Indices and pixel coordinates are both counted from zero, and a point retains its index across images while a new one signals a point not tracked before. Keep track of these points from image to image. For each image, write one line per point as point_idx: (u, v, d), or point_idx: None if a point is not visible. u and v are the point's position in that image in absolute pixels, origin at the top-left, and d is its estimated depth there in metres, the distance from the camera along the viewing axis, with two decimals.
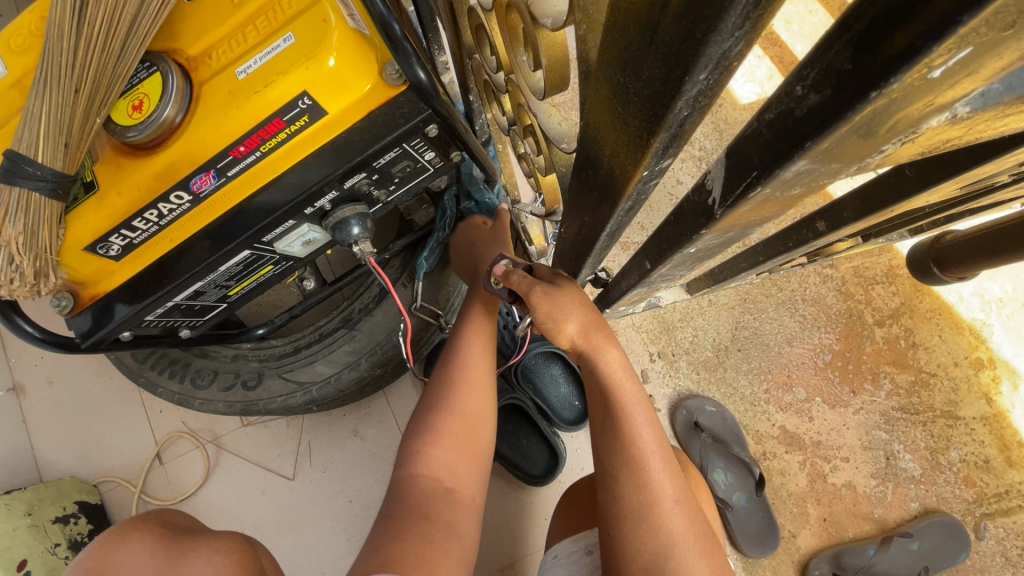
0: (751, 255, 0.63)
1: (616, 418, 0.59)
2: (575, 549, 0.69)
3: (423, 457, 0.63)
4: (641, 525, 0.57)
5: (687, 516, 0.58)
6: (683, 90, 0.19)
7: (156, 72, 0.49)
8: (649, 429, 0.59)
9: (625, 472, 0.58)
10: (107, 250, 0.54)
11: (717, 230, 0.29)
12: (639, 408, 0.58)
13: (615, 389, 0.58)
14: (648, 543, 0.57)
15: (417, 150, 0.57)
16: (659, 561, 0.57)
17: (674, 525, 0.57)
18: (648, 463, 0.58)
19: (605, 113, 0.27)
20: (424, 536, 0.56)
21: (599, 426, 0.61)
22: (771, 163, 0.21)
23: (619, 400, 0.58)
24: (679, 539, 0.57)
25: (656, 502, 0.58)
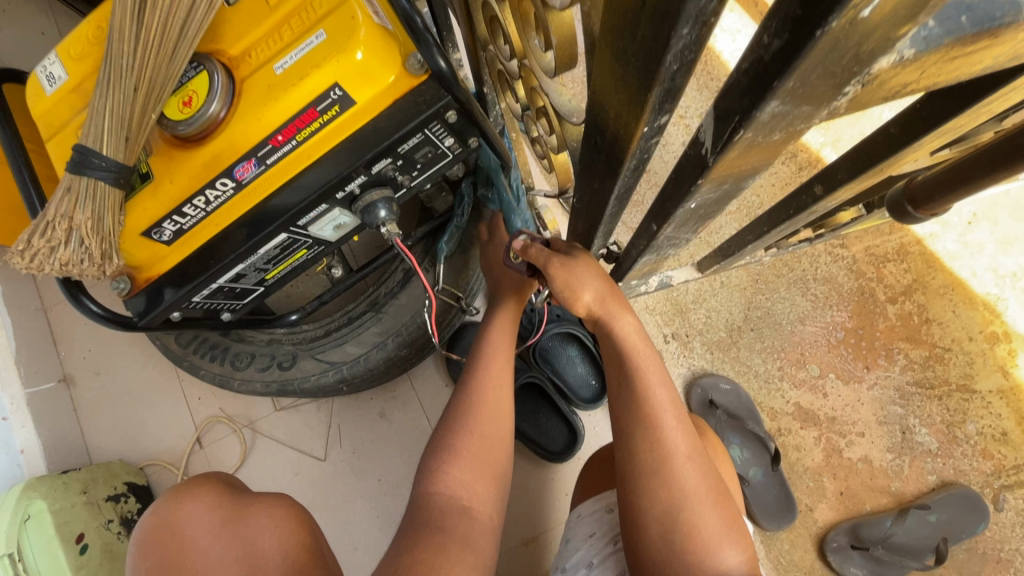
0: (757, 227, 0.66)
1: (629, 379, 0.62)
2: (597, 509, 0.73)
3: (441, 478, 0.62)
4: (655, 479, 0.60)
5: (700, 472, 0.61)
6: (671, 45, 0.23)
7: (203, 71, 0.55)
8: (663, 388, 0.62)
9: (640, 429, 0.62)
10: (160, 235, 0.59)
11: (712, 181, 0.33)
12: (653, 368, 0.62)
13: (628, 350, 0.62)
14: (661, 496, 0.60)
15: (438, 135, 0.61)
16: (672, 512, 0.59)
17: (688, 479, 0.60)
18: (662, 420, 0.61)
19: (609, 78, 0.31)
20: (435, 546, 0.55)
21: (616, 389, 0.65)
22: (750, 107, 0.24)
23: (632, 360, 0.62)
24: (692, 493, 0.59)
25: (669, 456, 0.60)
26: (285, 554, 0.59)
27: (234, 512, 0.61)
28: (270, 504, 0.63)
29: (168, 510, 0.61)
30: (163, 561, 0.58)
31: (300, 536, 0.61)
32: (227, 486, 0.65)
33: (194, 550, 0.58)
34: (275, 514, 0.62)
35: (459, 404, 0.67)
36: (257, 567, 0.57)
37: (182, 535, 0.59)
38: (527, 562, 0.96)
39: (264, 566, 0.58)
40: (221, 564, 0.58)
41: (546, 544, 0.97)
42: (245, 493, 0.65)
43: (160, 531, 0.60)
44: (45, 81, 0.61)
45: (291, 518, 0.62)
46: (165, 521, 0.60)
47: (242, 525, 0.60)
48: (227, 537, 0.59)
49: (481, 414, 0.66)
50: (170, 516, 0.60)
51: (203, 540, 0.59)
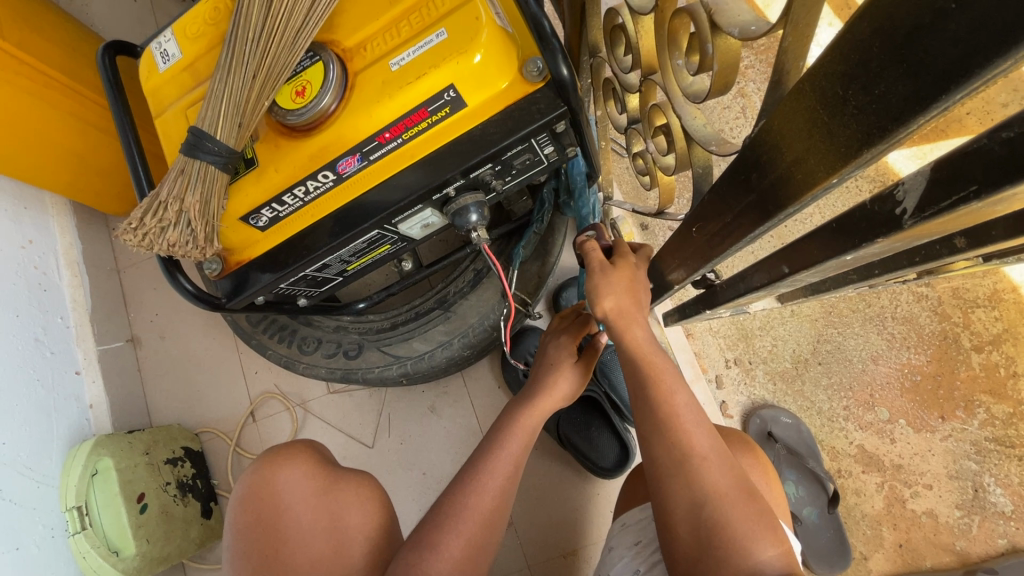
0: (864, 268, 0.62)
1: (644, 384, 0.56)
2: (642, 517, 0.71)
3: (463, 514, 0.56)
4: (671, 478, 0.54)
5: (727, 470, 0.53)
6: (931, 109, 0.20)
7: (318, 61, 0.54)
8: (679, 392, 0.55)
9: (657, 434, 0.55)
10: (257, 220, 0.60)
11: (891, 239, 0.30)
12: (666, 371, 0.55)
13: (641, 355, 0.56)
14: (681, 494, 0.53)
15: (541, 144, 0.59)
16: (698, 515, 0.52)
17: (709, 478, 0.53)
18: (679, 421, 0.54)
19: (799, 122, 0.28)
20: None
21: (630, 397, 0.58)
22: (1000, 180, 0.21)
23: (645, 366, 0.55)
24: (716, 492, 0.52)
25: (687, 455, 0.53)
26: (369, 538, 0.60)
27: (328, 483, 0.61)
28: (361, 484, 0.63)
29: (265, 473, 0.61)
30: (258, 521, 0.59)
31: (385, 520, 0.62)
32: (321, 456, 0.65)
33: (289, 515, 0.59)
34: (365, 493, 0.62)
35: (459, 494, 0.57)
36: (343, 546, 0.58)
37: (279, 500, 0.60)
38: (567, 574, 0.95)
39: (349, 546, 0.58)
40: (309, 535, 0.58)
41: (586, 559, 0.95)
42: (337, 465, 0.65)
43: (258, 491, 0.60)
44: (159, 57, 0.62)
45: (379, 501, 0.63)
46: (262, 483, 0.61)
47: (335, 499, 0.60)
48: (321, 509, 0.59)
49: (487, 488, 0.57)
50: (267, 478, 0.61)
51: (296, 508, 0.59)
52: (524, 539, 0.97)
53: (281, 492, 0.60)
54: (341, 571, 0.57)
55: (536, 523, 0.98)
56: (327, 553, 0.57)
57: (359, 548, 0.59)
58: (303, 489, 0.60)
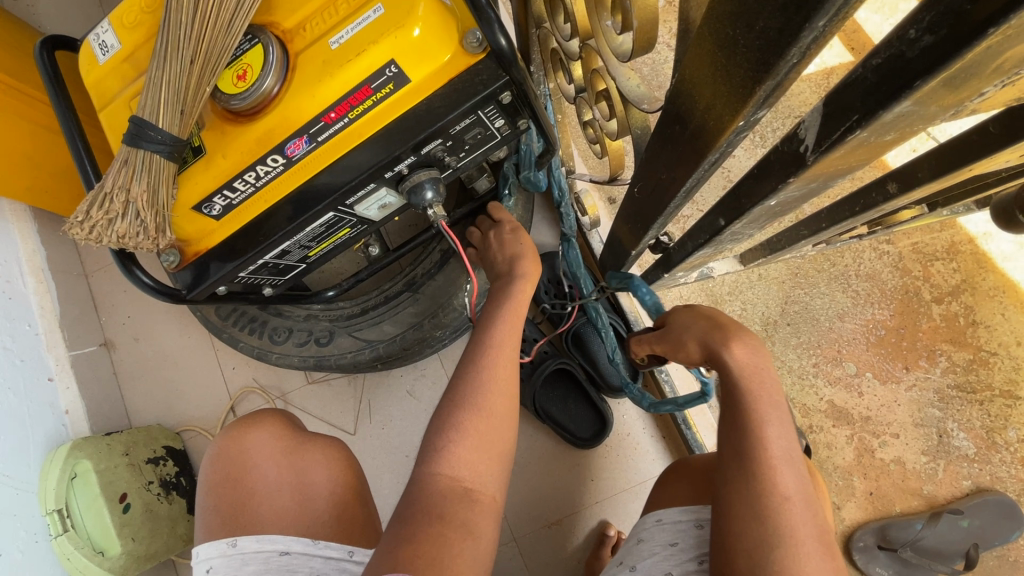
0: (813, 223, 0.64)
1: (744, 411, 0.55)
2: (683, 520, 0.65)
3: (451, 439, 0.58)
4: (753, 513, 0.51)
5: (807, 518, 0.51)
6: (800, 38, 0.21)
7: (257, 44, 0.54)
8: (777, 427, 0.54)
9: (742, 462, 0.54)
10: (210, 209, 0.59)
11: (802, 179, 0.31)
12: (769, 403, 0.55)
13: (747, 384, 0.56)
14: (758, 532, 0.51)
15: (490, 117, 0.60)
16: (766, 553, 0.50)
17: (793, 522, 0.50)
18: (772, 458, 0.53)
19: (705, 67, 0.29)
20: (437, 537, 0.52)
21: (723, 421, 0.58)
22: (875, 106, 0.23)
23: (748, 394, 0.56)
24: (795, 540, 0.50)
25: (770, 495, 0.51)
26: (333, 494, 0.61)
27: (294, 445, 0.62)
28: (328, 445, 0.63)
29: (237, 433, 0.62)
30: (227, 478, 0.60)
31: (349, 479, 0.62)
32: (290, 421, 0.65)
33: (255, 472, 0.60)
34: (330, 454, 0.63)
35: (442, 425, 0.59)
36: (309, 501, 0.60)
37: (246, 459, 0.60)
38: (551, 543, 0.97)
39: (314, 502, 0.60)
40: (275, 488, 0.60)
41: (570, 527, 0.98)
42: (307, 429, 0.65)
43: (230, 450, 0.61)
44: (98, 49, 0.61)
45: (345, 461, 0.63)
46: (231, 444, 0.61)
47: (300, 459, 0.61)
48: (285, 467, 0.60)
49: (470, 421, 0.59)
50: (236, 438, 0.61)
51: (262, 466, 0.60)
52: (508, 512, 0.99)
53: (248, 453, 0.61)
54: (304, 521, 0.59)
55: (519, 497, 0.99)
56: (292, 507, 0.59)
57: (324, 503, 0.60)
58: (268, 449, 0.61)
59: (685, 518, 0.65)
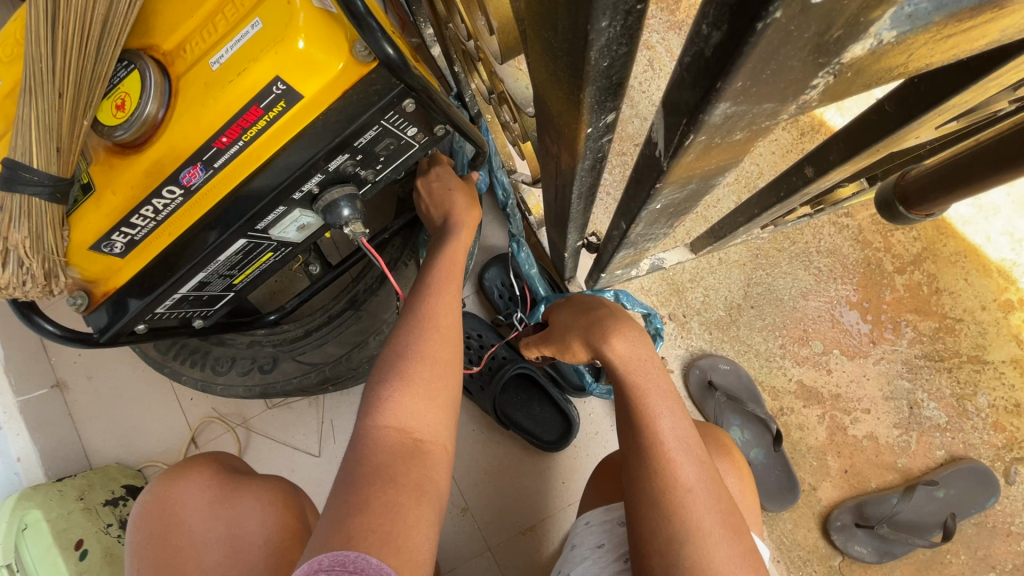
0: (748, 209, 0.61)
1: (635, 410, 0.62)
2: (607, 519, 0.70)
3: (388, 406, 0.55)
4: (655, 508, 0.57)
5: (708, 504, 0.57)
6: (592, 41, 0.19)
7: (135, 70, 0.51)
8: (667, 419, 0.61)
9: (643, 460, 0.59)
10: (111, 248, 0.56)
11: (673, 183, 0.29)
12: (657, 399, 0.62)
13: (635, 385, 0.62)
14: (662, 526, 0.56)
15: (398, 126, 0.57)
16: (674, 546, 0.55)
17: (693, 511, 0.56)
18: (666, 452, 0.59)
19: (543, 72, 0.26)
20: (389, 504, 0.48)
21: (622, 423, 0.64)
22: (696, 109, 0.20)
23: (636, 395, 0.62)
24: (696, 527, 0.55)
25: (670, 485, 0.57)
26: (269, 540, 0.58)
27: (225, 492, 0.60)
28: (263, 488, 0.61)
29: (163, 487, 0.61)
30: (153, 536, 0.58)
31: (287, 522, 0.60)
32: (224, 466, 0.64)
33: (182, 527, 0.58)
34: (265, 498, 0.60)
35: (380, 397, 0.56)
36: (241, 552, 0.57)
37: (173, 513, 0.59)
38: (527, 550, 0.96)
39: (246, 551, 0.57)
40: (205, 542, 0.58)
41: (546, 532, 0.96)
42: (242, 473, 0.63)
43: (155, 506, 0.60)
44: None
45: (282, 504, 0.61)
46: (159, 496, 0.60)
47: (232, 508, 0.59)
48: (215, 518, 0.59)
49: (410, 390, 0.56)
50: (163, 493, 0.60)
51: (190, 519, 0.59)
52: (481, 522, 0.97)
53: (175, 507, 0.59)
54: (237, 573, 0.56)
55: (492, 506, 0.97)
56: (224, 560, 0.57)
57: (256, 551, 0.57)
58: (196, 501, 0.59)
59: (608, 517, 0.70)
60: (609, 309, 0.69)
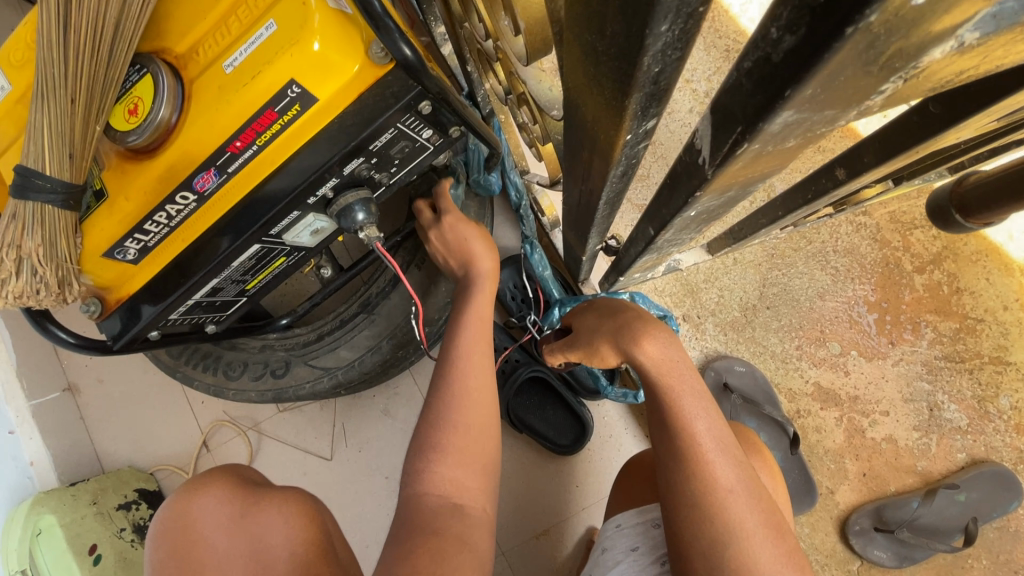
0: (771, 211, 0.60)
1: (668, 413, 0.60)
2: (639, 522, 0.69)
3: (429, 476, 0.55)
4: (695, 511, 0.57)
5: (749, 506, 0.56)
6: (647, 46, 0.17)
7: (147, 74, 0.50)
8: (702, 421, 0.59)
9: (679, 464, 0.59)
10: (124, 254, 0.55)
11: (713, 190, 0.28)
12: (690, 400, 0.60)
13: (667, 387, 0.61)
14: (703, 528, 0.56)
15: (413, 128, 0.56)
16: (717, 548, 0.55)
17: (734, 513, 0.55)
18: (704, 455, 0.58)
19: (581, 76, 0.25)
20: (434, 555, 0.49)
21: (655, 425, 0.63)
22: (754, 117, 0.19)
23: (668, 398, 0.61)
24: (739, 529, 0.55)
25: (708, 489, 0.56)
26: (294, 553, 0.57)
27: (245, 507, 0.59)
28: (284, 500, 0.60)
29: (183, 501, 0.60)
30: (173, 553, 0.58)
31: (311, 534, 0.59)
32: (242, 479, 0.63)
33: (204, 545, 0.58)
34: (286, 510, 0.60)
35: (418, 469, 0.56)
36: (267, 567, 0.56)
37: (194, 530, 0.58)
38: (542, 554, 0.95)
39: (272, 565, 0.57)
40: (228, 558, 0.57)
41: (560, 536, 0.95)
42: (260, 487, 0.62)
43: (175, 523, 0.59)
44: None
45: (304, 516, 0.60)
46: (179, 512, 0.60)
47: (253, 522, 0.58)
48: (236, 534, 0.58)
49: (446, 458, 0.56)
50: (183, 509, 0.60)
51: (213, 535, 0.58)
52: (495, 527, 0.95)
53: (196, 523, 0.59)
54: None
55: (506, 510, 0.96)
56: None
57: (283, 565, 0.57)
58: (217, 518, 0.59)
59: (641, 519, 0.69)
60: (637, 311, 0.67)
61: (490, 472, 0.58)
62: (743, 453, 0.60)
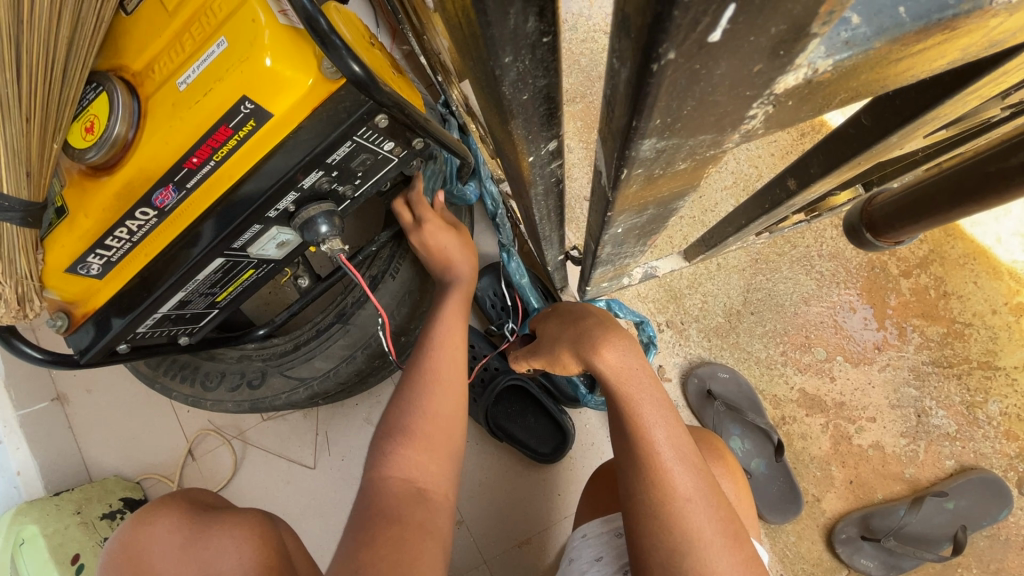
0: (735, 219, 0.59)
1: (627, 421, 0.60)
2: (604, 531, 0.68)
3: (393, 459, 0.58)
4: (654, 520, 0.56)
5: (707, 515, 0.56)
6: (500, 77, 0.17)
7: (103, 92, 0.50)
8: (661, 428, 0.59)
9: (638, 472, 0.58)
10: (88, 269, 0.55)
11: (627, 209, 0.27)
12: (649, 408, 0.60)
13: (626, 395, 0.61)
14: (662, 538, 0.55)
15: (372, 141, 0.56)
16: (676, 558, 0.54)
17: (693, 522, 0.55)
18: (662, 462, 0.57)
19: (481, 97, 0.25)
20: (395, 539, 0.52)
21: (616, 434, 0.62)
22: (623, 145, 0.19)
23: (627, 406, 0.60)
24: (697, 538, 0.54)
25: (667, 498, 0.56)
26: None
27: (194, 534, 0.60)
28: (233, 525, 0.61)
29: (132, 533, 0.61)
30: None
31: (263, 555, 0.59)
32: (192, 505, 0.64)
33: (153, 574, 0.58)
34: (236, 534, 0.60)
35: (386, 449, 0.59)
36: None
37: (143, 559, 0.59)
38: (523, 562, 0.94)
39: None
40: None
41: (542, 545, 0.95)
42: (211, 512, 0.63)
43: (123, 554, 0.60)
44: None
45: (256, 539, 0.60)
46: (128, 543, 0.60)
47: (202, 549, 0.59)
48: (185, 561, 0.58)
49: (413, 443, 0.59)
50: (132, 540, 0.60)
51: (162, 563, 0.58)
52: (475, 535, 0.95)
53: (144, 554, 0.59)
54: None
55: (489, 519, 0.96)
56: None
57: None
58: (165, 547, 0.59)
59: (605, 529, 0.68)
60: (596, 317, 0.67)
61: (451, 455, 0.61)
62: (704, 461, 0.60)
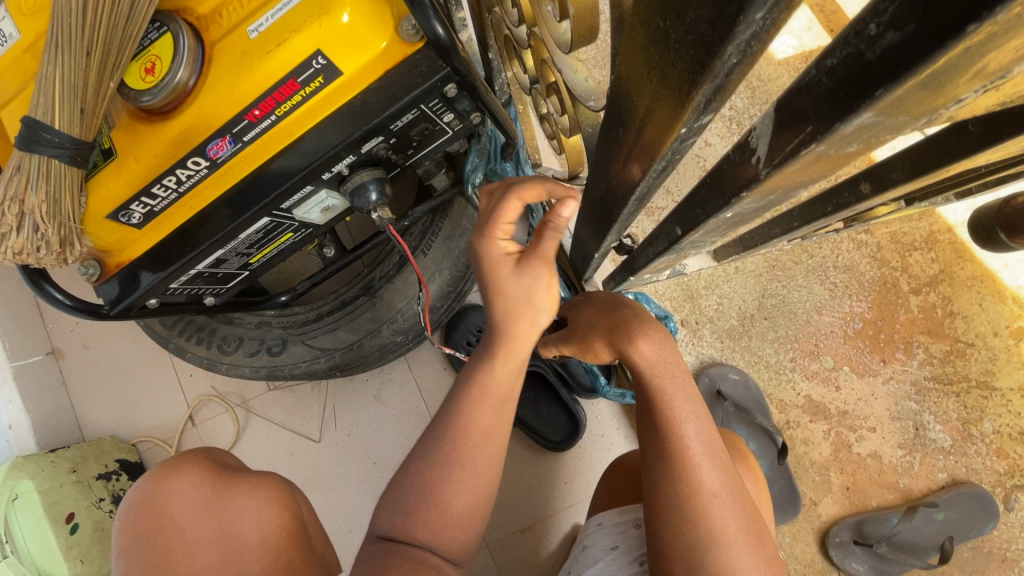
0: (785, 221, 0.59)
1: (658, 415, 0.60)
2: (621, 521, 0.69)
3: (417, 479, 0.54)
4: (678, 514, 0.57)
5: (731, 511, 0.57)
6: (736, 33, 0.17)
7: (167, 33, 0.48)
8: (692, 424, 0.59)
9: (666, 465, 0.59)
10: (129, 217, 0.53)
11: (757, 193, 0.28)
12: (682, 403, 0.60)
13: (660, 388, 0.60)
14: (685, 531, 0.56)
15: (436, 112, 0.55)
16: (697, 551, 0.56)
17: (717, 516, 0.56)
18: (690, 457, 0.58)
19: (640, 66, 0.25)
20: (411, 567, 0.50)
21: (644, 425, 0.62)
22: (831, 117, 0.20)
23: (660, 399, 0.60)
24: (720, 532, 0.56)
25: (693, 492, 0.57)
26: (264, 540, 0.57)
27: (216, 492, 0.59)
28: (256, 486, 0.59)
29: (153, 484, 0.59)
30: (145, 531, 0.57)
31: (284, 521, 0.58)
32: (214, 461, 0.62)
33: (174, 527, 0.57)
34: (259, 495, 0.59)
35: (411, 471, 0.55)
36: (237, 552, 0.56)
37: (164, 513, 0.58)
38: (525, 547, 0.95)
39: (242, 552, 0.56)
40: (200, 544, 0.57)
41: (545, 532, 0.95)
42: (235, 469, 0.62)
43: (144, 506, 0.58)
44: None
45: (278, 501, 0.59)
46: (149, 494, 0.59)
47: (225, 507, 0.58)
48: (207, 517, 0.57)
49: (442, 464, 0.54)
50: (152, 492, 0.59)
51: (183, 519, 0.57)
52: None
53: (167, 507, 0.58)
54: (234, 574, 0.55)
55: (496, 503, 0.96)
56: (218, 562, 0.56)
57: (253, 552, 0.56)
58: (187, 501, 0.58)
59: (625, 518, 0.69)
60: (636, 309, 0.66)
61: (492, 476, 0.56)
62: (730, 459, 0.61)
